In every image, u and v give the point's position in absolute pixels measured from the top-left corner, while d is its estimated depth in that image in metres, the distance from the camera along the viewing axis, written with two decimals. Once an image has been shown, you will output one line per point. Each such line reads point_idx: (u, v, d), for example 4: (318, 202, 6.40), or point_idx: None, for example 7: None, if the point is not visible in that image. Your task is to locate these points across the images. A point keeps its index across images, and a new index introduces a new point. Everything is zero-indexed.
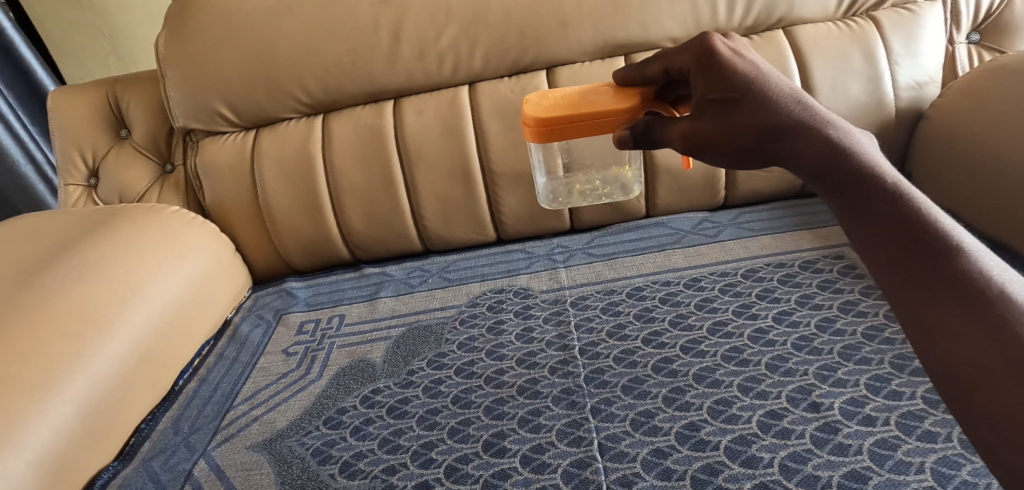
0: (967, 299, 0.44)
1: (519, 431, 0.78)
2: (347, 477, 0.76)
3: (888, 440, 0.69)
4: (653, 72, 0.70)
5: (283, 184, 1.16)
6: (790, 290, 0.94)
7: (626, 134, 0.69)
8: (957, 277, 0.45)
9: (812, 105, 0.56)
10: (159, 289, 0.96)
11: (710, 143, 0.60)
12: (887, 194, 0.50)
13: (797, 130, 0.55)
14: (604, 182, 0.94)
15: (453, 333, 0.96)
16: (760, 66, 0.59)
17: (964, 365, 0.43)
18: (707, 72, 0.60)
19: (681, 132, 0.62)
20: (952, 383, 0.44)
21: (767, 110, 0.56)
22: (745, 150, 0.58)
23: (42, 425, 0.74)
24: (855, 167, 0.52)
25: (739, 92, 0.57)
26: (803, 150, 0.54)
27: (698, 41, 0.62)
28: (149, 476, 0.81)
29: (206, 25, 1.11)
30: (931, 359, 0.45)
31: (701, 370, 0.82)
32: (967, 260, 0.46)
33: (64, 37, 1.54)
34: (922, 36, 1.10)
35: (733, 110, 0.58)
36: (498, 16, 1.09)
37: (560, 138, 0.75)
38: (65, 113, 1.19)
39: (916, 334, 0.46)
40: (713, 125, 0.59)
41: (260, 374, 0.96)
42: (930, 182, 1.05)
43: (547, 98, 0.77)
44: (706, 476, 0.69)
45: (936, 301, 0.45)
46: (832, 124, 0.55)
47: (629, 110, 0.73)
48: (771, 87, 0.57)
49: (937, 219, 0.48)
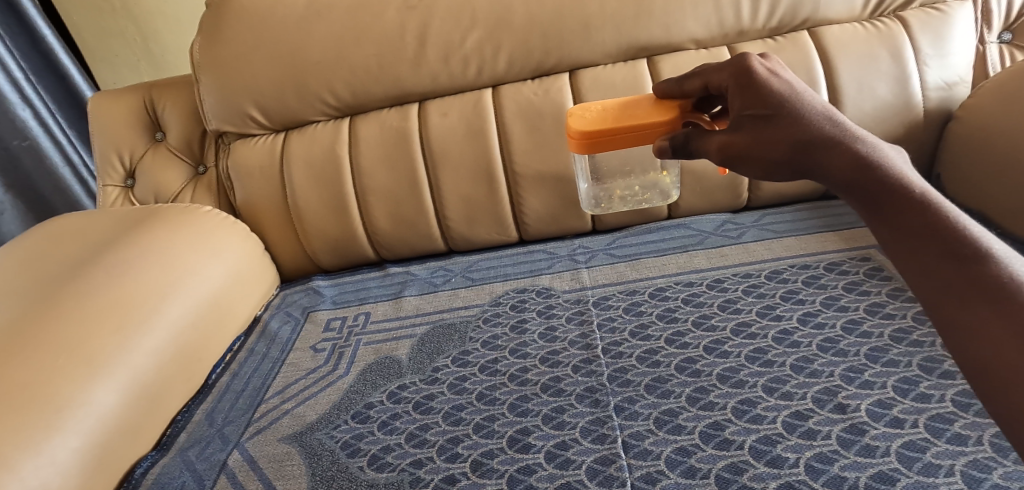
0: (999, 302, 0.44)
1: (544, 427, 0.79)
2: (375, 469, 0.77)
3: (917, 442, 0.69)
4: (693, 87, 0.71)
5: (311, 185, 1.18)
6: (815, 292, 0.93)
7: (665, 143, 0.69)
8: (986, 282, 0.45)
9: (842, 121, 0.57)
10: (194, 286, 0.99)
11: (746, 156, 0.61)
12: (916, 205, 0.51)
13: (828, 144, 0.56)
14: (644, 188, 0.95)
15: (477, 331, 0.98)
16: (795, 85, 0.60)
17: (999, 365, 0.43)
18: (744, 89, 0.61)
19: (718, 144, 0.62)
20: (989, 385, 0.44)
21: (801, 126, 0.57)
22: (778, 163, 0.59)
23: (85, 414, 0.77)
24: (885, 178, 0.53)
25: (773, 109, 0.59)
26: (833, 163, 0.55)
27: (736, 61, 0.63)
28: (186, 466, 0.83)
29: (239, 31, 1.14)
30: (968, 362, 0.45)
31: (725, 370, 0.82)
32: (997, 265, 0.46)
33: (99, 44, 1.59)
34: (951, 35, 1.09)
35: (768, 127, 0.59)
36: (522, 19, 1.10)
37: (602, 149, 0.77)
38: (104, 117, 1.23)
39: (949, 336, 0.47)
40: (749, 139, 0.60)
41: (290, 369, 0.99)
42: (962, 182, 1.04)
43: (589, 110, 0.78)
44: (731, 474, 0.69)
45: (968, 304, 0.46)
46: (861, 139, 0.56)
47: (668, 122, 0.73)
48: (804, 104, 0.58)
49: (965, 226, 0.48)
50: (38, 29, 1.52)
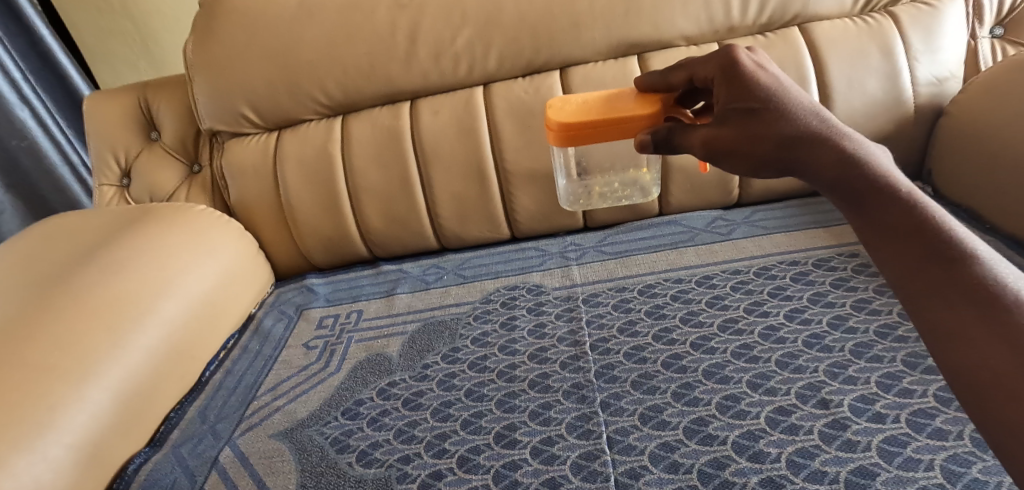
0: (983, 305, 0.45)
1: (530, 423, 0.80)
2: (364, 465, 0.79)
3: (898, 437, 0.70)
4: (678, 79, 0.72)
5: (304, 183, 1.20)
6: (802, 288, 0.94)
7: (646, 138, 0.69)
8: (971, 284, 0.46)
9: (829, 118, 0.58)
10: (187, 285, 1.00)
11: (731, 151, 0.61)
12: (903, 203, 0.51)
13: (813, 140, 0.56)
14: (624, 184, 0.96)
15: (467, 328, 0.99)
16: (781, 80, 0.61)
17: (981, 369, 0.44)
18: (730, 83, 0.62)
19: (701, 139, 0.63)
20: (968, 388, 0.45)
21: (788, 122, 0.58)
22: (763, 159, 0.59)
23: (78, 411, 0.79)
24: (871, 175, 0.53)
25: (759, 103, 0.59)
26: (817, 159, 0.56)
27: (723, 53, 0.64)
28: (179, 462, 0.85)
29: (231, 30, 1.15)
30: (949, 365, 0.46)
31: (712, 366, 0.83)
32: (980, 267, 0.47)
33: (94, 43, 1.59)
34: (942, 31, 1.09)
35: (754, 121, 0.59)
36: (512, 17, 1.11)
37: (581, 142, 0.77)
38: (99, 117, 1.24)
39: (931, 339, 0.48)
40: (735, 133, 0.60)
41: (283, 366, 1.00)
42: (952, 179, 1.04)
43: (569, 103, 0.79)
44: (713, 469, 0.70)
45: (952, 306, 0.47)
46: (848, 136, 0.56)
47: (651, 115, 0.74)
48: (791, 99, 0.59)
49: (951, 228, 0.49)
50: (35, 29, 1.53)
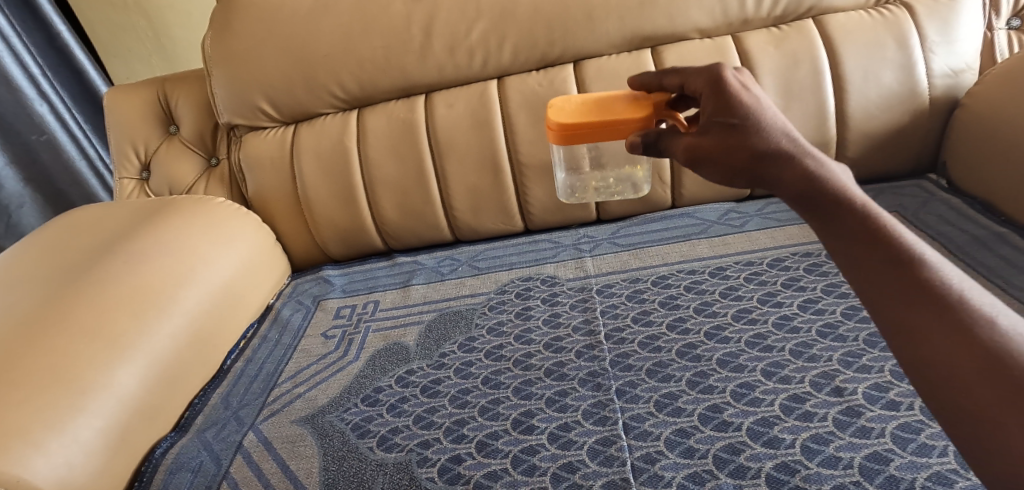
0: (938, 304, 0.45)
1: (547, 410, 0.81)
2: (384, 449, 0.80)
3: (912, 424, 0.70)
4: (673, 83, 0.70)
5: (320, 176, 1.21)
6: (816, 279, 0.94)
7: (637, 139, 0.69)
8: (927, 288, 0.46)
9: (798, 136, 0.58)
10: (206, 275, 1.01)
11: (709, 159, 0.60)
12: (862, 216, 0.51)
13: (783, 157, 0.56)
14: (617, 181, 0.97)
15: (483, 318, 1.00)
16: (761, 93, 0.60)
17: (935, 365, 0.44)
18: (713, 95, 0.60)
19: (684, 148, 0.62)
20: (928, 384, 0.45)
21: (761, 136, 0.57)
22: (737, 168, 0.59)
23: (108, 397, 0.81)
24: (835, 191, 0.53)
25: (739, 120, 0.58)
26: (787, 175, 0.55)
27: (711, 68, 0.62)
28: (204, 445, 0.86)
29: (249, 24, 1.17)
30: (908, 364, 0.46)
31: (726, 355, 0.84)
32: (934, 272, 0.47)
33: (113, 39, 1.61)
34: (958, 22, 1.09)
35: (733, 133, 0.58)
36: (527, 11, 1.12)
37: (579, 141, 0.78)
38: (119, 111, 1.26)
39: (891, 339, 0.48)
40: (714, 143, 0.59)
41: (302, 355, 1.02)
42: (968, 170, 1.05)
43: (570, 103, 0.79)
44: (728, 454, 0.71)
45: (909, 307, 0.46)
46: (812, 154, 0.56)
47: (643, 118, 0.74)
48: (767, 113, 0.58)
49: (907, 237, 0.49)
50: (53, 25, 1.54)
